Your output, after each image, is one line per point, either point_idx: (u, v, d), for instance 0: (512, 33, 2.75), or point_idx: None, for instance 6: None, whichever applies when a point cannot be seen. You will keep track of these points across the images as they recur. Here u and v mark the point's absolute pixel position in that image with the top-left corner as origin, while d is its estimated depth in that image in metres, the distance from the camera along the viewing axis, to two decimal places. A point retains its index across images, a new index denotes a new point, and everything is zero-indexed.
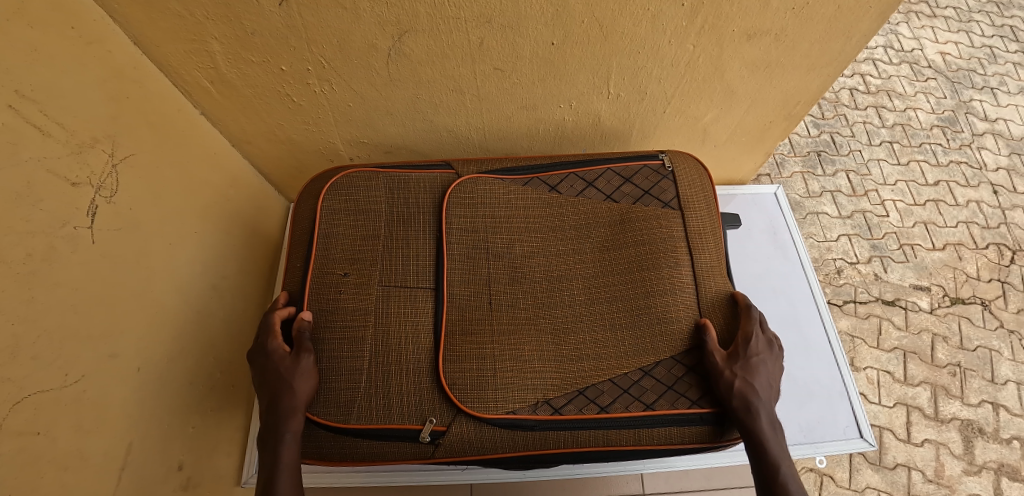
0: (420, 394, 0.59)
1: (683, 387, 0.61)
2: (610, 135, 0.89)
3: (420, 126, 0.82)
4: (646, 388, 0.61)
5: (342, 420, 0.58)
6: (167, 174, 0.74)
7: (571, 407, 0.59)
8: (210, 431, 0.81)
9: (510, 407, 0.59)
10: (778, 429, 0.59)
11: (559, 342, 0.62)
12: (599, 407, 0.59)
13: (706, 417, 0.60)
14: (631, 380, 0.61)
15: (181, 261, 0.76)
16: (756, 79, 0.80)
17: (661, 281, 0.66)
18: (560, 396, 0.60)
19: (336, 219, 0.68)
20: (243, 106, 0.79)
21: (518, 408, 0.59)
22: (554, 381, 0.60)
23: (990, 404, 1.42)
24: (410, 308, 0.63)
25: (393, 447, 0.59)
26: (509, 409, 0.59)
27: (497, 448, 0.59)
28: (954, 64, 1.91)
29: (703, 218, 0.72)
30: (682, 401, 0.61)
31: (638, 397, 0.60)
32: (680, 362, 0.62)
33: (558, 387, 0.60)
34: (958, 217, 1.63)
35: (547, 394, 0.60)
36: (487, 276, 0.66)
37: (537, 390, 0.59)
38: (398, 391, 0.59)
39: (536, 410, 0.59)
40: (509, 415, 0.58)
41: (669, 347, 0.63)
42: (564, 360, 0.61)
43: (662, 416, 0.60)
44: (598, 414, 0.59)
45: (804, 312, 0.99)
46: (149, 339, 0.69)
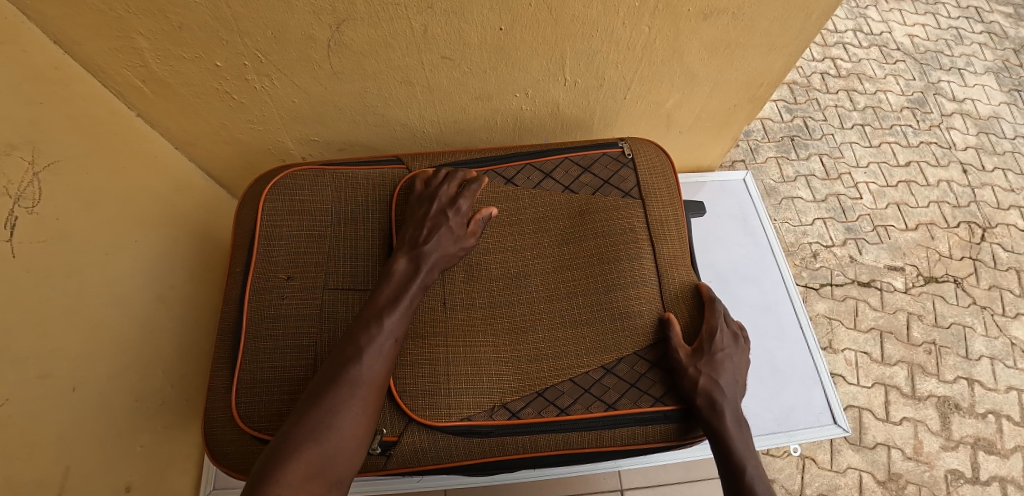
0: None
1: (646, 384, 0.60)
2: (571, 124, 0.86)
3: (372, 121, 0.79)
4: (608, 387, 0.59)
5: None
6: (100, 180, 0.70)
7: (530, 410, 0.57)
8: (162, 449, 0.77)
9: (465, 414, 0.56)
10: (744, 427, 0.57)
11: (516, 342, 0.60)
12: (559, 409, 0.58)
13: (671, 415, 0.59)
14: (592, 379, 0.59)
15: (122, 272, 0.72)
16: (716, 61, 0.78)
17: (622, 274, 0.64)
18: (517, 400, 0.58)
19: (279, 222, 0.66)
20: (182, 106, 0.75)
21: (473, 414, 0.56)
22: (510, 382, 0.58)
23: (966, 380, 1.43)
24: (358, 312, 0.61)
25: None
26: (465, 415, 0.56)
27: (453, 457, 0.56)
28: (922, 46, 1.93)
29: (665, 207, 0.71)
30: (644, 399, 0.59)
31: (599, 397, 0.59)
32: (643, 357, 0.61)
33: (515, 390, 0.58)
34: (930, 197, 1.65)
35: (503, 398, 0.57)
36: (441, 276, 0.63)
37: (493, 394, 0.57)
38: None
39: (493, 415, 0.57)
40: (464, 422, 0.56)
41: (631, 343, 0.61)
42: (522, 360, 0.59)
43: (623, 416, 0.58)
44: (557, 417, 0.57)
45: (776, 298, 0.98)
46: (88, 356, 0.65)
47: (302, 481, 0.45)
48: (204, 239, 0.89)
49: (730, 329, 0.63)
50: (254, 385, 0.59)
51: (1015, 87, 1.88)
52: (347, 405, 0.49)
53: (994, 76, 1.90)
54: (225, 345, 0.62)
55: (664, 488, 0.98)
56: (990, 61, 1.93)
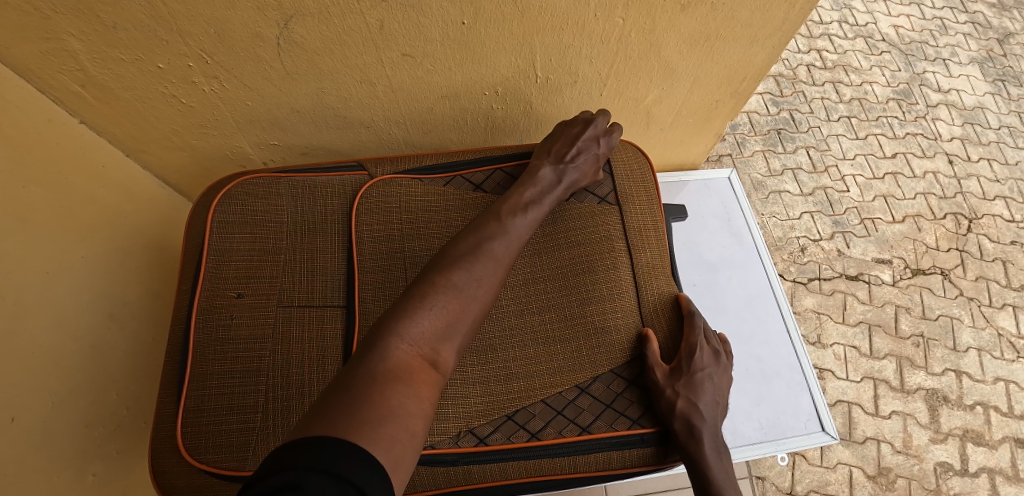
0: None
1: (622, 405, 0.57)
2: (546, 123, 0.82)
3: (333, 123, 0.74)
4: (582, 408, 0.56)
5: (237, 466, 0.53)
6: (36, 193, 0.65)
7: (498, 435, 0.54)
8: (118, 475, 0.72)
9: (428, 441, 0.52)
10: (723, 455, 0.55)
11: (485, 360, 0.56)
12: (530, 434, 0.54)
13: (648, 438, 0.55)
14: (566, 400, 0.56)
15: (65, 292, 0.67)
16: (695, 54, 0.74)
17: (599, 286, 0.61)
18: (485, 424, 0.54)
19: (229, 233, 0.62)
20: (127, 112, 0.70)
21: (437, 441, 0.52)
22: (479, 403, 0.54)
23: (954, 372, 1.42)
24: (316, 330, 0.58)
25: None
26: (428, 443, 0.52)
27: (416, 486, 0.53)
28: (907, 37, 1.91)
29: (644, 213, 0.67)
30: (621, 421, 0.56)
31: (573, 419, 0.55)
32: (620, 375, 0.58)
33: (483, 414, 0.54)
34: (916, 189, 1.63)
35: (471, 423, 0.53)
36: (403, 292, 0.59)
37: (459, 419, 0.53)
38: None
39: (459, 441, 0.53)
40: (427, 450, 0.52)
41: (609, 360, 0.58)
42: (491, 380, 0.55)
43: (598, 440, 0.54)
44: (528, 442, 0.53)
45: (761, 301, 0.95)
46: (26, 385, 0.60)
47: (431, 338, 0.47)
48: (160, 250, 0.84)
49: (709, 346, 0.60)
50: (200, 413, 0.54)
51: (999, 77, 1.87)
52: (480, 275, 0.52)
53: (979, 66, 1.88)
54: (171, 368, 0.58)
55: None
56: (975, 51, 1.92)
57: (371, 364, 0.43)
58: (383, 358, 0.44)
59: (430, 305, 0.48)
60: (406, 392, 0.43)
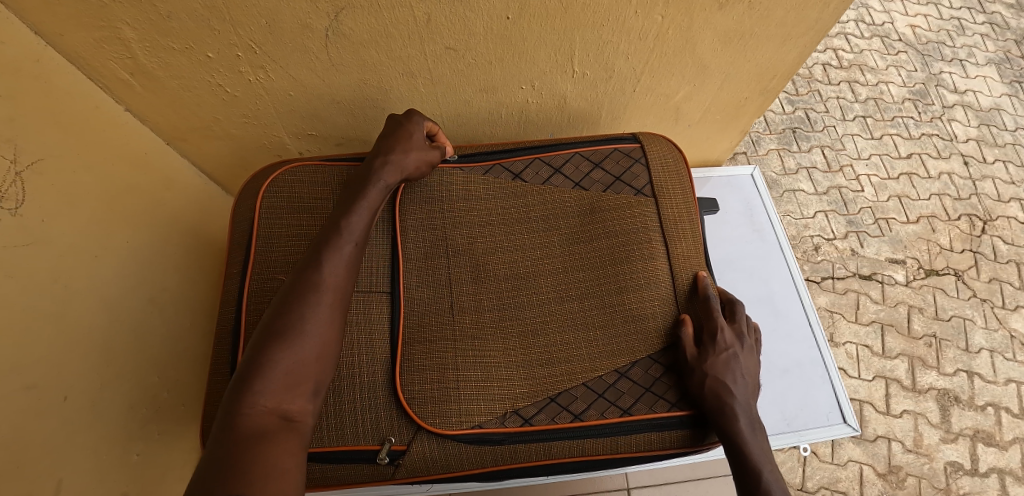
0: (375, 414, 0.54)
1: (661, 389, 0.58)
2: (578, 117, 0.83)
3: (371, 115, 0.76)
4: (622, 392, 0.58)
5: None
6: (85, 178, 0.67)
7: (543, 416, 0.56)
8: (159, 455, 0.74)
9: (475, 421, 0.55)
10: (758, 430, 0.56)
11: (525, 347, 0.58)
12: (573, 415, 0.56)
13: (685, 421, 0.57)
14: (607, 384, 0.58)
15: (111, 275, 0.69)
16: (729, 51, 0.75)
17: (635, 275, 0.62)
18: (529, 406, 0.56)
19: (279, 219, 0.64)
20: (172, 101, 0.71)
21: (484, 422, 0.55)
22: (523, 386, 0.56)
23: (965, 373, 1.43)
24: (364, 313, 0.58)
25: (346, 469, 0.54)
26: (474, 423, 0.55)
27: (462, 464, 0.55)
28: (924, 37, 1.90)
29: (680, 204, 0.69)
30: (660, 404, 0.58)
31: (614, 402, 0.57)
32: (657, 361, 0.60)
33: (527, 396, 0.56)
34: (931, 189, 1.63)
35: (515, 404, 0.56)
36: (447, 277, 0.61)
37: (505, 401, 0.56)
38: (351, 410, 0.54)
39: (505, 422, 0.55)
40: (475, 430, 0.54)
41: (646, 346, 0.60)
42: (534, 364, 0.58)
43: (639, 421, 0.57)
44: (571, 423, 0.56)
45: (783, 295, 0.96)
46: (76, 365, 0.62)
47: (279, 393, 0.45)
48: (197, 239, 0.86)
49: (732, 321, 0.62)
50: None
51: (1016, 79, 1.86)
52: (310, 312, 0.49)
53: (996, 68, 1.88)
54: (223, 351, 0.60)
55: (670, 487, 0.98)
56: (992, 52, 1.91)
57: (217, 443, 0.41)
58: (229, 432, 0.41)
59: (261, 361, 0.45)
60: (271, 452, 0.41)
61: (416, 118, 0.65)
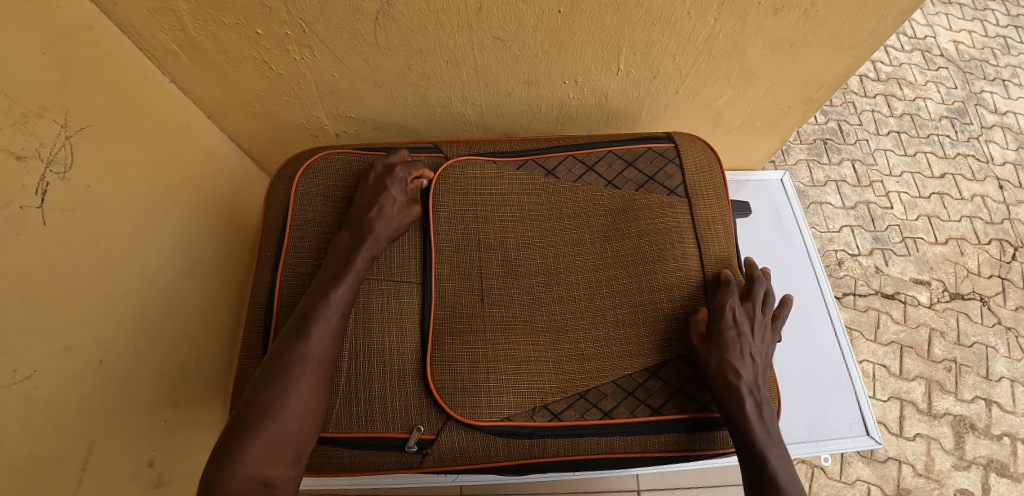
0: (405, 401, 0.55)
1: (691, 390, 0.58)
2: (618, 116, 0.82)
3: (412, 100, 0.75)
4: (652, 391, 0.58)
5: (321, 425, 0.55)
6: (131, 148, 0.68)
7: (571, 412, 0.56)
8: (185, 424, 0.75)
9: (506, 415, 0.55)
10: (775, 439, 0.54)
11: (555, 344, 0.58)
12: (603, 412, 0.56)
13: (715, 422, 0.57)
14: (637, 383, 0.58)
15: (150, 244, 0.70)
16: (778, 58, 0.74)
17: (668, 276, 0.61)
18: (559, 401, 0.56)
19: (312, 204, 0.64)
20: (216, 75, 0.72)
21: (514, 414, 0.55)
22: (553, 382, 0.56)
23: (983, 401, 1.40)
24: (395, 302, 0.59)
25: (376, 456, 0.55)
26: (504, 416, 0.55)
27: (491, 457, 0.56)
28: (967, 54, 1.85)
29: (713, 206, 0.67)
30: (691, 405, 0.57)
31: (644, 401, 0.57)
32: (687, 362, 0.59)
33: (558, 392, 0.56)
34: (962, 211, 1.59)
35: (544, 399, 0.56)
36: (478, 270, 0.61)
37: (535, 395, 0.56)
38: (382, 397, 0.55)
39: (534, 416, 0.56)
40: (504, 422, 0.55)
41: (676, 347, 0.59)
42: (565, 361, 0.57)
43: (669, 421, 0.57)
44: (601, 420, 0.56)
45: (810, 304, 0.94)
46: (112, 329, 0.63)
47: (260, 466, 0.45)
48: (231, 213, 0.87)
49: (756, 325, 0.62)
50: None
51: None
52: (295, 387, 0.49)
53: None
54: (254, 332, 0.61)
55: (681, 491, 0.99)
56: None
57: None
58: None
59: (241, 437, 0.46)
60: None
61: (399, 170, 0.62)
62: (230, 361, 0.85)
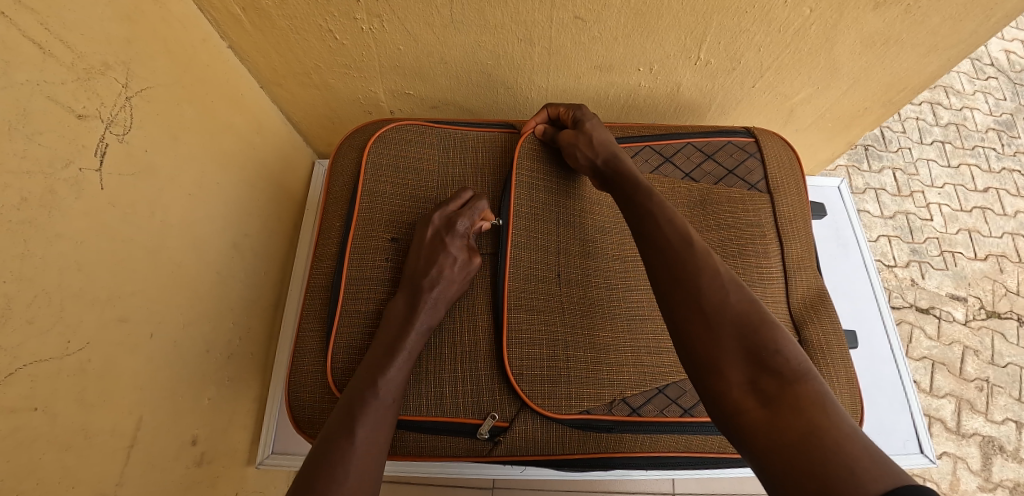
0: (481, 385, 0.59)
1: None
2: (685, 107, 0.79)
3: (476, 80, 0.72)
4: None
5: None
6: (188, 113, 0.65)
7: (650, 407, 0.60)
8: (227, 402, 0.73)
9: (585, 406, 0.59)
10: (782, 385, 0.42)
11: (631, 333, 0.62)
12: (682, 409, 0.61)
13: None
14: None
15: (203, 216, 0.68)
16: (866, 56, 0.69)
17: (749, 270, 0.68)
18: (637, 396, 0.61)
19: (382, 173, 0.67)
20: (276, 42, 0.69)
21: (593, 407, 0.59)
22: (632, 375, 0.61)
23: (1014, 423, 1.35)
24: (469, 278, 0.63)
25: (451, 443, 0.59)
26: (583, 408, 0.59)
27: (565, 448, 0.59)
28: (1018, 64, 1.77)
29: (794, 202, 0.72)
30: None
31: None
32: None
33: (636, 387, 0.60)
34: (1004, 228, 1.53)
35: (625, 393, 0.60)
36: (555, 248, 0.64)
37: (615, 388, 0.60)
38: (457, 381, 0.59)
39: (612, 410, 0.59)
40: (583, 415, 0.59)
41: None
42: (641, 353, 0.62)
43: None
44: (681, 417, 0.61)
45: (866, 315, 0.90)
46: (165, 301, 0.61)
47: None
48: (279, 188, 0.84)
49: (828, 328, 0.67)
50: (350, 348, 0.60)
51: None
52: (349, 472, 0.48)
53: None
54: (319, 304, 0.63)
55: None
56: None
57: None
58: None
59: None
60: None
61: (458, 224, 0.61)
62: (272, 339, 0.83)
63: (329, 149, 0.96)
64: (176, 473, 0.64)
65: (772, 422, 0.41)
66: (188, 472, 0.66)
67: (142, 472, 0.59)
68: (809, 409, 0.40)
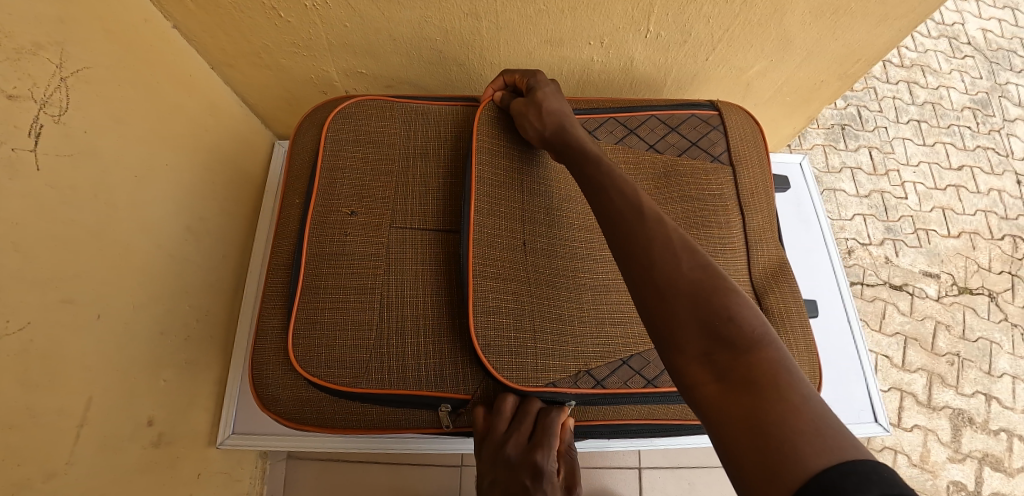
0: (441, 358, 0.59)
1: None
2: (640, 83, 0.79)
3: (428, 57, 0.72)
4: None
5: (349, 382, 0.58)
6: (133, 94, 0.64)
7: (615, 379, 0.61)
8: (187, 383, 0.74)
9: (549, 379, 0.59)
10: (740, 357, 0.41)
11: (595, 306, 0.63)
12: (646, 380, 0.62)
13: None
14: None
15: (153, 197, 0.67)
16: (818, 28, 0.69)
17: (710, 242, 0.68)
18: (601, 367, 0.61)
19: (342, 150, 0.67)
20: (222, 21, 0.68)
21: (557, 380, 0.59)
22: (593, 346, 0.61)
23: (983, 395, 1.39)
24: (431, 252, 0.63)
25: (412, 414, 0.61)
26: (549, 381, 0.59)
27: None
28: (995, 43, 1.78)
29: (755, 174, 0.73)
30: None
31: None
32: None
33: (599, 358, 0.61)
34: (977, 205, 1.55)
35: (588, 364, 0.60)
36: (519, 222, 0.63)
37: (578, 359, 0.60)
38: (419, 354, 0.59)
39: (578, 382, 0.60)
40: (550, 388, 0.59)
41: None
42: (603, 325, 0.62)
43: None
44: (645, 388, 0.61)
45: (824, 289, 0.91)
46: (114, 283, 0.61)
47: None
48: (236, 170, 0.84)
49: (791, 297, 0.68)
50: (312, 323, 0.60)
51: None
52: None
53: None
54: (279, 284, 0.64)
55: (683, 471, 1.02)
56: None
57: None
58: None
59: None
60: None
61: (550, 429, 0.57)
62: (234, 321, 0.84)
63: (289, 130, 0.95)
64: (132, 453, 0.64)
65: (723, 399, 0.40)
66: (146, 453, 0.67)
67: (94, 452, 0.59)
68: (765, 384, 0.39)
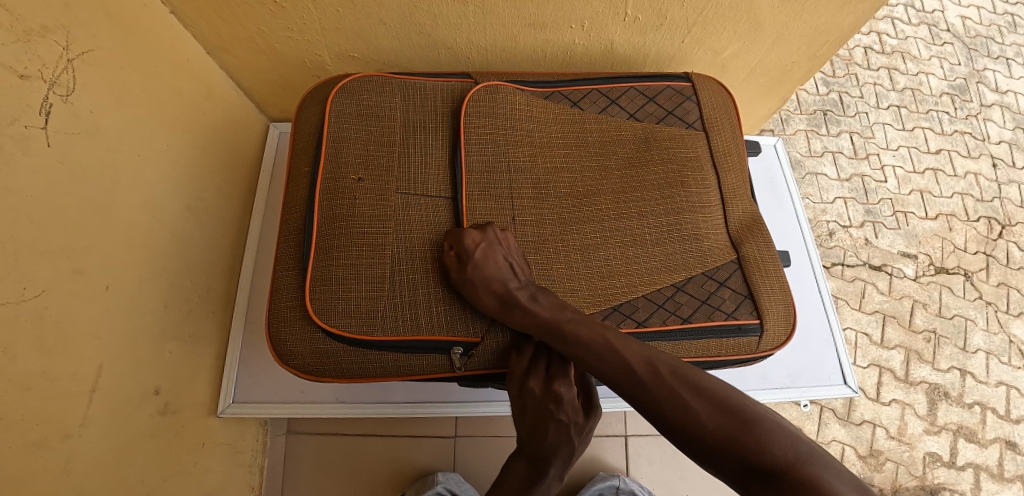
0: (447, 307, 0.63)
1: (717, 302, 0.68)
2: (620, 64, 0.84)
3: (416, 41, 0.76)
4: (681, 303, 0.68)
5: (365, 331, 0.61)
6: (132, 77, 0.67)
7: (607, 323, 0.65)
8: (189, 355, 0.77)
9: None
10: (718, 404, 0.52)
11: (585, 260, 0.67)
12: (636, 322, 0.66)
13: (743, 328, 0.67)
14: (666, 297, 0.68)
15: (154, 177, 0.70)
16: (786, 11, 0.73)
17: (691, 200, 0.72)
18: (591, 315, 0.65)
19: (345, 122, 0.70)
20: (218, 6, 0.70)
21: None
22: (585, 296, 0.65)
23: (958, 370, 1.45)
24: (433, 213, 0.67)
25: (424, 359, 0.63)
26: None
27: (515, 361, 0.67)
28: (973, 30, 1.83)
29: (727, 137, 0.77)
30: (718, 313, 0.68)
31: (673, 312, 0.67)
32: (713, 278, 0.70)
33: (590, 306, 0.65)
34: (954, 188, 1.61)
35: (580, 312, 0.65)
36: (511, 187, 0.68)
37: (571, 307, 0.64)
38: (426, 304, 0.63)
39: None
40: None
41: (673, 265, 0.69)
42: (594, 277, 0.66)
43: (699, 327, 0.66)
44: (636, 328, 0.65)
45: (797, 262, 0.96)
46: (120, 257, 0.64)
47: None
48: (231, 152, 0.87)
49: (765, 245, 0.73)
50: (326, 280, 0.63)
51: None
52: None
53: None
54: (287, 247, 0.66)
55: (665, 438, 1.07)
56: None
57: None
58: None
59: None
60: None
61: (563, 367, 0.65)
62: (233, 297, 0.87)
63: (283, 114, 0.99)
64: (140, 420, 0.68)
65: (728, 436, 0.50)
66: (153, 420, 0.70)
67: (106, 417, 0.62)
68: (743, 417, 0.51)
